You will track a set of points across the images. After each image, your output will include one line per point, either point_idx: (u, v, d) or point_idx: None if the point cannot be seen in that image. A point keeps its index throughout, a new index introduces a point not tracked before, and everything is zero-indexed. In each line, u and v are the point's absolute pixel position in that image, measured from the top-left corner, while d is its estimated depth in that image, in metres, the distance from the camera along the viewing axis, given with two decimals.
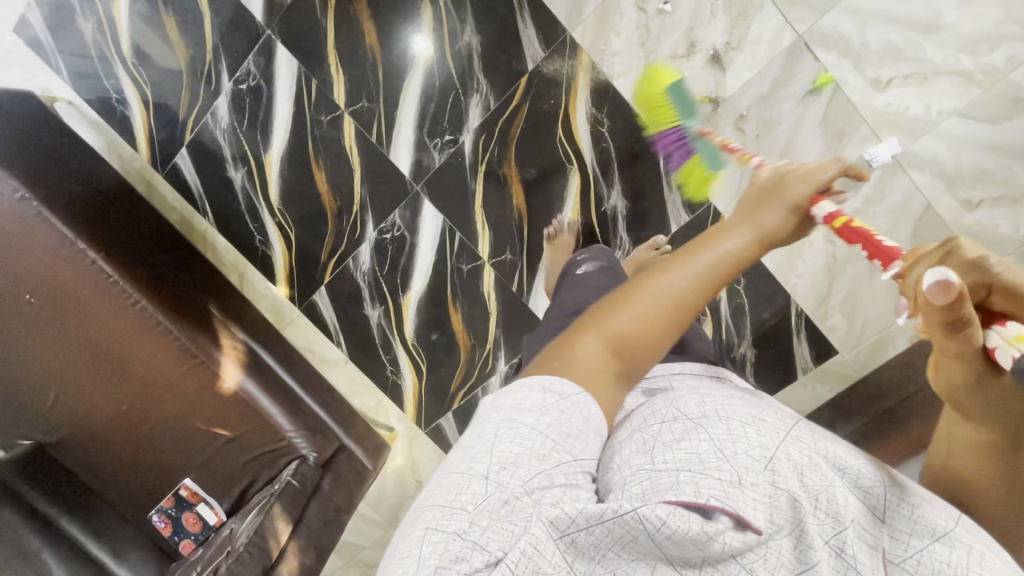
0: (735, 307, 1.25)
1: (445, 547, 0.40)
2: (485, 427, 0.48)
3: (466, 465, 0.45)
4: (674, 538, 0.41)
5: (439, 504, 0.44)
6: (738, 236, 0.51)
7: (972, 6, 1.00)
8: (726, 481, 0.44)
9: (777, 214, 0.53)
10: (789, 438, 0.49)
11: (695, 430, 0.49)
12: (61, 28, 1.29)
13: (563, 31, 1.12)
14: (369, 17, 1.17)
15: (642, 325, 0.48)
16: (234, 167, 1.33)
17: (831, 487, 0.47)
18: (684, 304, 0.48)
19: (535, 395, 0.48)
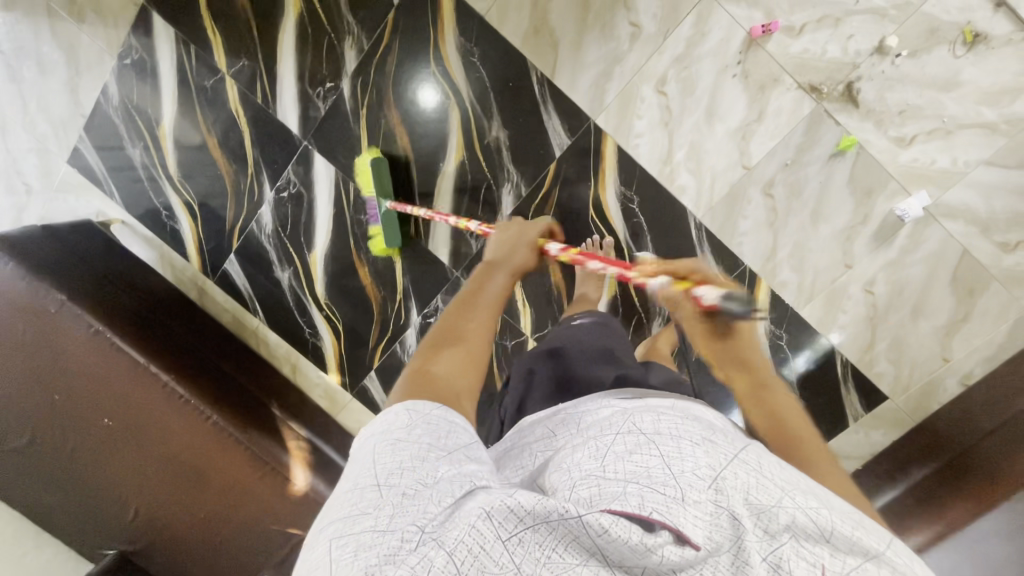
0: (780, 361, 1.25)
1: (356, 542, 0.39)
2: (362, 451, 0.48)
3: (354, 480, 0.44)
4: (615, 546, 0.39)
5: (338, 516, 0.42)
6: (495, 280, 0.74)
7: (990, 61, 1.02)
8: (668, 495, 0.42)
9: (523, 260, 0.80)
10: (738, 459, 0.45)
11: (646, 445, 0.46)
12: (109, 155, 1.37)
13: (586, 120, 1.16)
14: (398, 121, 1.22)
15: (461, 358, 0.60)
16: (281, 268, 1.39)
17: (776, 506, 0.42)
18: (487, 333, 0.64)
19: (401, 417, 0.49)
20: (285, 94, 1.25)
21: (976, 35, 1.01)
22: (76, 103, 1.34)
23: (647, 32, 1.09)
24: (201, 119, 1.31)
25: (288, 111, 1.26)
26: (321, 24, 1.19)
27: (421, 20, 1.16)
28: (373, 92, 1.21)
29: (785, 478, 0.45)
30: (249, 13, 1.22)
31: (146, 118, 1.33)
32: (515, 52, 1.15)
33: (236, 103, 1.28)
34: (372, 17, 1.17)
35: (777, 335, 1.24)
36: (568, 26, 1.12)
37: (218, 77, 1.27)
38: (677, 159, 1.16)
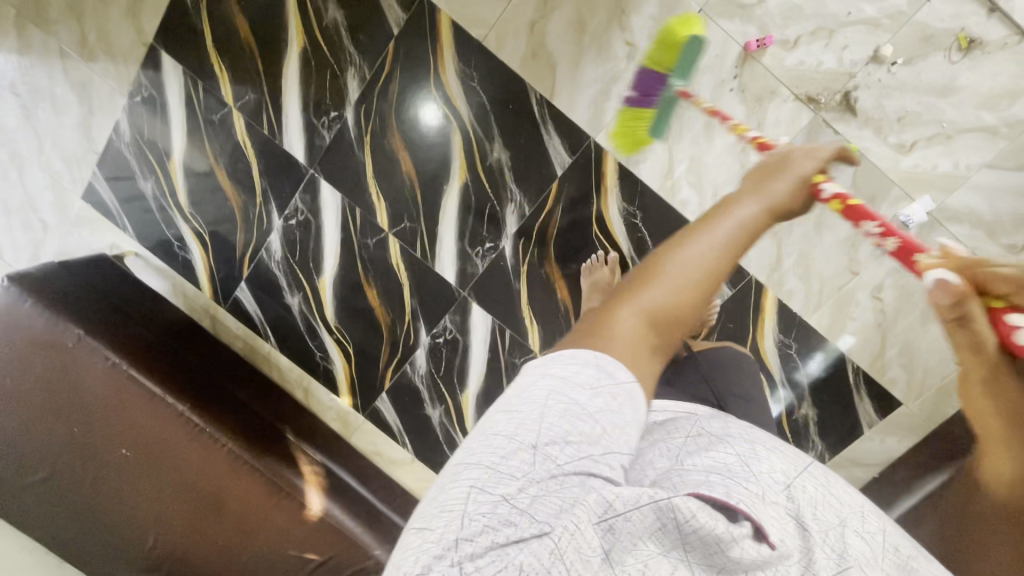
0: (790, 370, 1.25)
1: (493, 509, 0.39)
2: (530, 397, 0.44)
3: (512, 430, 0.42)
4: (698, 534, 0.42)
5: (483, 464, 0.41)
6: (748, 205, 0.51)
7: (987, 65, 1.02)
8: (754, 494, 0.46)
9: (785, 183, 0.53)
10: (806, 473, 0.52)
11: (721, 446, 0.53)
12: (122, 189, 1.41)
13: (586, 138, 1.18)
14: (402, 147, 1.25)
15: (675, 296, 0.46)
16: (291, 294, 1.41)
17: (841, 525, 0.48)
18: (715, 272, 0.47)
19: (588, 372, 0.43)
20: (290, 125, 1.28)
21: (969, 41, 1.02)
22: (89, 140, 1.38)
23: (643, 50, 1.11)
24: (210, 152, 1.34)
25: (294, 141, 1.29)
26: (323, 55, 1.22)
27: (421, 47, 1.18)
28: (376, 120, 1.24)
29: (850, 503, 0.51)
30: (252, 47, 1.25)
31: (157, 152, 1.36)
32: (514, 75, 1.17)
33: (243, 135, 1.31)
34: (372, 46, 1.19)
35: (786, 345, 1.24)
36: (565, 47, 1.14)
37: (225, 110, 1.30)
38: (678, 174, 1.17)
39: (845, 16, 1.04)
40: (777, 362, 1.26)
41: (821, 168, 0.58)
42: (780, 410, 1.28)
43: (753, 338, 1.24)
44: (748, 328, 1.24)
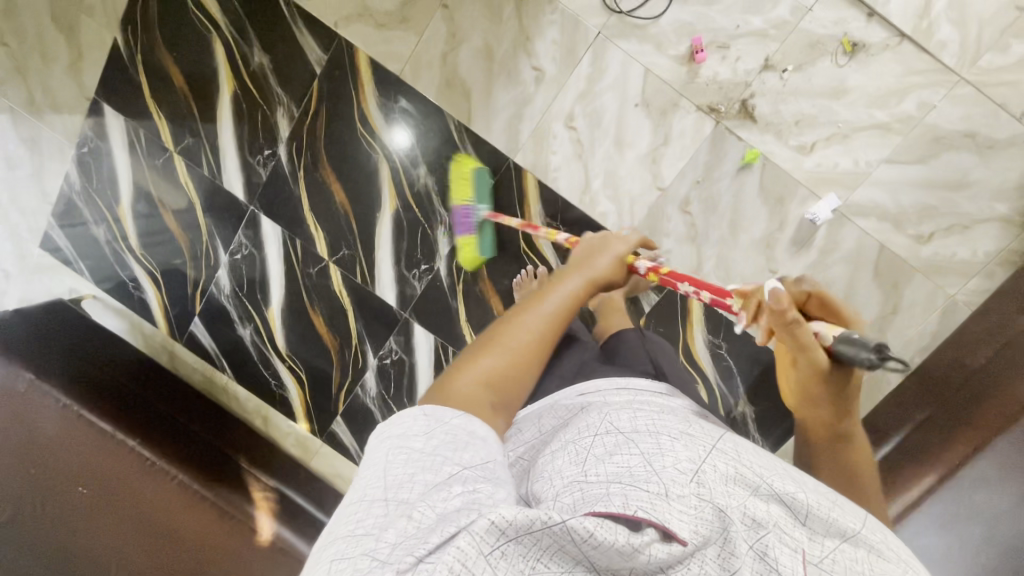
0: (723, 370, 1.29)
1: (355, 567, 0.41)
2: (373, 458, 0.51)
3: (363, 492, 0.47)
4: (601, 550, 0.42)
5: (342, 535, 0.45)
6: (574, 281, 0.71)
7: (873, 66, 1.07)
8: (654, 492, 0.47)
9: (606, 263, 0.77)
10: (714, 452, 0.52)
11: (626, 445, 0.53)
12: (77, 236, 1.47)
13: (505, 159, 1.23)
14: (334, 179, 1.30)
15: (506, 363, 0.60)
16: (243, 325, 1.46)
17: (749, 499, 0.48)
18: (536, 343, 0.63)
19: (419, 422, 0.52)
20: (228, 165, 1.34)
21: (853, 45, 1.06)
22: (42, 192, 1.45)
23: (550, 73, 1.16)
24: (156, 195, 1.40)
25: (232, 180, 1.35)
26: (253, 98, 1.28)
27: (343, 85, 1.24)
28: (308, 155, 1.30)
29: (756, 468, 0.51)
30: (187, 94, 1.31)
31: (107, 200, 1.43)
32: (432, 105, 1.22)
33: (185, 177, 1.37)
34: (298, 87, 1.25)
35: (716, 345, 1.28)
36: (477, 76, 1.19)
37: (167, 155, 1.37)
38: (595, 188, 1.21)
39: (734, 28, 1.09)
40: (711, 363, 1.29)
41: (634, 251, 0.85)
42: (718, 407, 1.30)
43: (684, 340, 1.29)
44: (678, 330, 1.29)
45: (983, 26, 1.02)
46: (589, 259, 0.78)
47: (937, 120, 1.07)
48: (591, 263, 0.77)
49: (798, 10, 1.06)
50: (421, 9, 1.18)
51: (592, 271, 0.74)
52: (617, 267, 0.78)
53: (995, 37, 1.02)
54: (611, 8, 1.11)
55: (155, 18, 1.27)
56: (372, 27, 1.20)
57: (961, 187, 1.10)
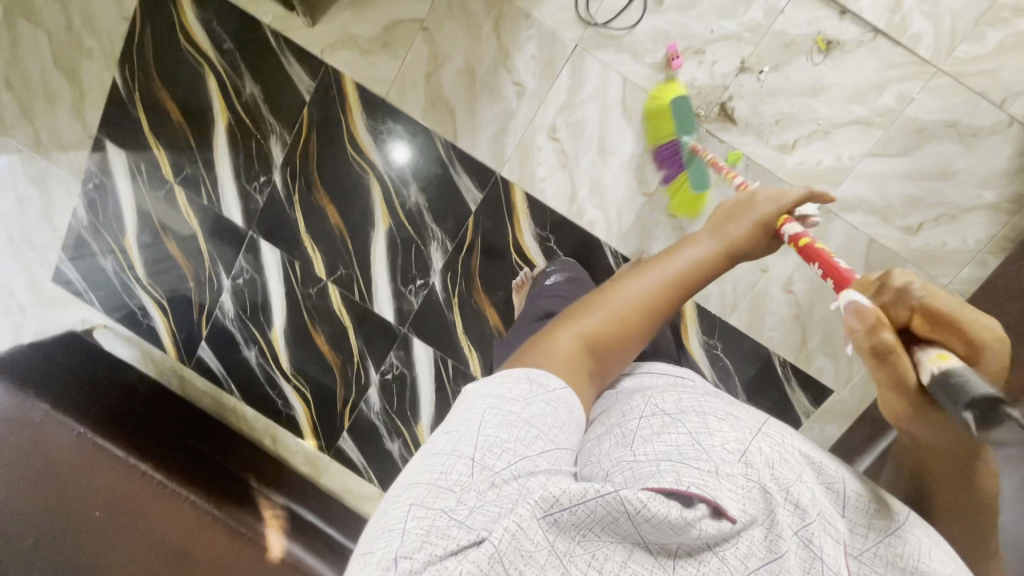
0: (720, 370, 1.29)
1: (430, 522, 0.45)
2: (467, 414, 0.54)
3: (451, 446, 0.51)
4: (651, 522, 0.46)
5: (425, 481, 0.49)
6: (702, 246, 0.67)
7: (849, 63, 1.08)
8: (704, 470, 0.51)
9: (743, 229, 0.69)
10: (760, 435, 0.56)
11: (673, 425, 0.57)
12: (87, 269, 1.52)
13: (492, 173, 1.26)
14: (328, 201, 1.34)
15: (609, 323, 0.61)
16: (248, 347, 1.50)
17: (798, 482, 0.52)
18: (647, 305, 0.63)
19: (522, 387, 0.55)
20: (226, 193, 1.38)
21: (828, 43, 1.07)
22: (52, 228, 1.51)
23: (531, 87, 1.19)
24: (160, 226, 1.46)
25: (231, 207, 1.39)
26: (247, 127, 1.32)
27: (332, 110, 1.28)
28: (301, 180, 1.34)
29: (798, 452, 0.55)
30: (184, 127, 1.36)
31: (113, 232, 1.48)
32: (419, 124, 1.26)
33: (187, 207, 1.42)
34: (289, 115, 1.30)
35: (712, 346, 1.28)
36: (461, 94, 1.22)
37: (168, 186, 1.42)
38: (582, 197, 1.24)
39: (709, 34, 1.10)
40: (707, 363, 1.30)
41: (788, 211, 0.72)
42: None
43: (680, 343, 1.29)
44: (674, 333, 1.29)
45: (957, 17, 1.02)
46: (747, 202, 0.72)
47: (916, 112, 1.08)
48: (753, 207, 0.72)
49: (770, 12, 1.08)
50: (402, 32, 1.21)
51: (742, 223, 0.70)
52: (759, 236, 0.70)
53: (970, 27, 1.02)
54: (586, 21, 1.14)
55: (150, 56, 1.32)
56: (356, 53, 1.23)
57: (946, 177, 1.10)
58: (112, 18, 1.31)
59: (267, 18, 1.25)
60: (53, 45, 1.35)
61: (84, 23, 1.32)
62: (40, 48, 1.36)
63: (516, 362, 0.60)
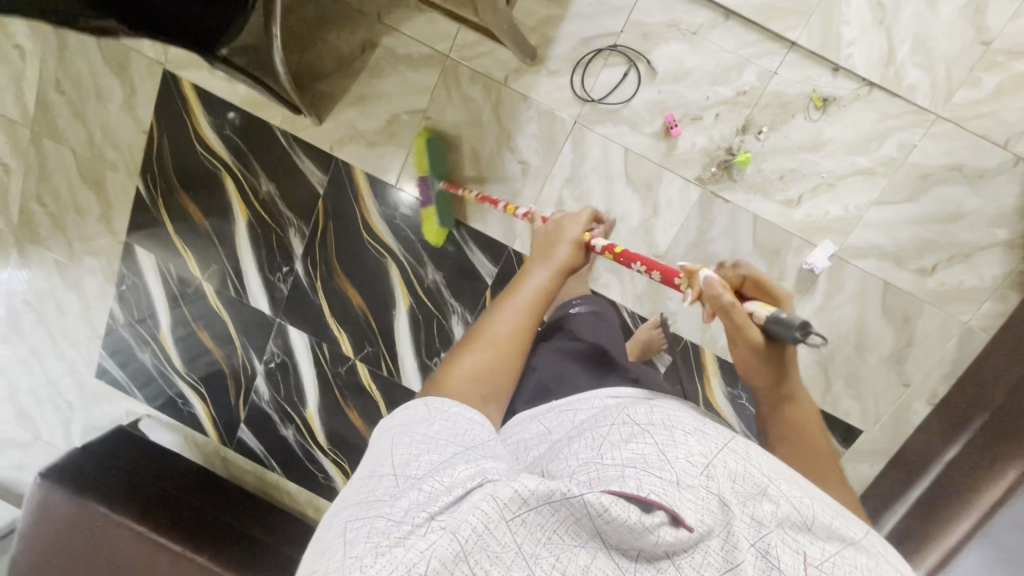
0: (747, 418, 1.30)
1: (379, 526, 0.46)
2: (382, 442, 0.59)
3: (377, 470, 0.54)
4: (613, 525, 0.45)
5: (357, 501, 0.51)
6: (539, 273, 0.80)
7: (847, 117, 1.09)
8: (667, 480, 0.48)
9: (568, 250, 0.83)
10: (727, 449, 0.54)
11: (640, 436, 0.55)
12: (127, 363, 1.60)
13: (504, 247, 1.29)
14: (350, 285, 1.39)
15: (488, 356, 0.70)
16: (285, 426, 1.55)
17: (762, 496, 0.50)
18: (516, 333, 0.73)
19: (421, 413, 0.61)
20: (252, 284, 1.44)
21: (823, 100, 1.09)
22: (93, 328, 1.59)
23: (535, 165, 1.22)
24: (191, 318, 1.52)
25: (258, 297, 1.45)
26: (266, 222, 1.38)
27: (345, 200, 1.32)
28: (322, 267, 1.39)
29: (770, 470, 0.53)
30: (207, 227, 1.42)
31: (148, 328, 1.55)
32: (430, 207, 1.30)
33: (216, 300, 1.48)
34: (305, 207, 1.35)
35: (736, 395, 1.29)
36: (467, 176, 1.26)
37: (196, 282, 1.48)
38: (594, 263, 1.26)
39: (705, 100, 1.12)
40: (733, 412, 1.31)
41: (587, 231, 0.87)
42: None
43: (704, 394, 1.30)
44: (696, 383, 1.31)
45: (952, 66, 1.03)
46: (557, 233, 0.87)
47: (919, 159, 1.09)
48: (560, 239, 0.85)
49: (763, 75, 1.09)
50: (406, 123, 1.25)
51: (559, 258, 0.82)
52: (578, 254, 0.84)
53: (966, 73, 1.03)
54: (582, 100, 1.17)
55: (169, 164, 1.38)
56: (364, 146, 1.28)
57: (955, 219, 1.11)
58: (130, 131, 1.37)
59: (277, 121, 1.30)
60: (78, 162, 1.42)
61: (105, 139, 1.39)
62: (66, 165, 1.43)
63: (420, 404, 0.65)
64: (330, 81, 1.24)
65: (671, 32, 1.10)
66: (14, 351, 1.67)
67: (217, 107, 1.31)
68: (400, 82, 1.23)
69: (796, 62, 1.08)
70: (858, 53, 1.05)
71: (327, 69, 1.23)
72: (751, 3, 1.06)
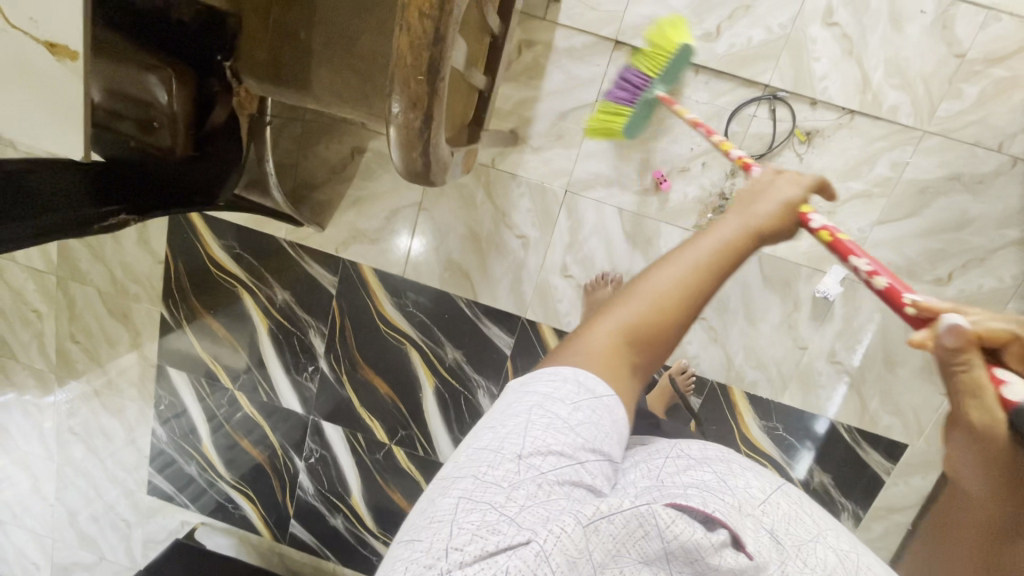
0: (787, 448, 1.29)
1: (484, 518, 0.46)
2: (514, 408, 0.53)
3: (498, 443, 0.50)
4: (678, 542, 0.47)
5: (475, 476, 0.49)
6: (732, 226, 0.55)
7: (833, 146, 1.09)
8: (729, 505, 0.52)
9: (768, 209, 0.57)
10: (781, 491, 0.57)
11: (700, 465, 0.56)
12: (176, 476, 1.66)
13: (518, 318, 1.31)
14: (375, 375, 1.42)
15: (656, 313, 0.52)
16: (334, 516, 1.58)
17: (812, 541, 0.52)
18: (694, 292, 0.52)
19: (570, 387, 0.52)
20: (281, 387, 1.48)
21: (806, 134, 1.09)
22: (138, 448, 1.66)
23: (535, 237, 1.25)
24: (229, 425, 1.57)
25: (289, 399, 1.49)
26: (287, 328, 1.42)
27: (358, 296, 1.36)
28: (346, 362, 1.42)
29: (816, 520, 0.55)
30: (231, 340, 1.47)
31: (191, 441, 1.61)
32: (440, 290, 1.33)
33: (250, 407, 1.53)
34: (321, 309, 1.39)
35: (772, 428, 1.28)
36: (470, 257, 1.29)
37: (229, 392, 1.53)
38: None
39: (690, 152, 1.14)
40: (774, 446, 1.30)
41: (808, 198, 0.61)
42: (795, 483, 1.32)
43: (739, 431, 1.30)
44: (730, 422, 1.30)
45: (929, 81, 1.04)
46: (765, 185, 0.60)
47: (915, 175, 1.09)
48: (771, 189, 0.60)
49: (742, 119, 1.10)
50: (404, 217, 1.29)
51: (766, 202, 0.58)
52: (783, 216, 0.57)
53: (945, 86, 1.03)
54: (568, 170, 1.20)
55: (188, 289, 1.44)
56: (368, 243, 1.32)
57: (964, 225, 1.10)
58: (147, 264, 1.44)
59: (282, 233, 1.35)
60: (103, 299, 1.49)
61: (125, 274, 1.46)
62: (93, 303, 1.51)
63: (557, 356, 0.55)
64: (326, 189, 1.28)
65: None
66: (69, 480, 1.75)
67: (224, 230, 1.37)
68: (392, 180, 1.27)
69: (774, 102, 1.09)
70: (833, 85, 1.06)
71: (321, 178, 1.28)
72: (717, 55, 1.08)
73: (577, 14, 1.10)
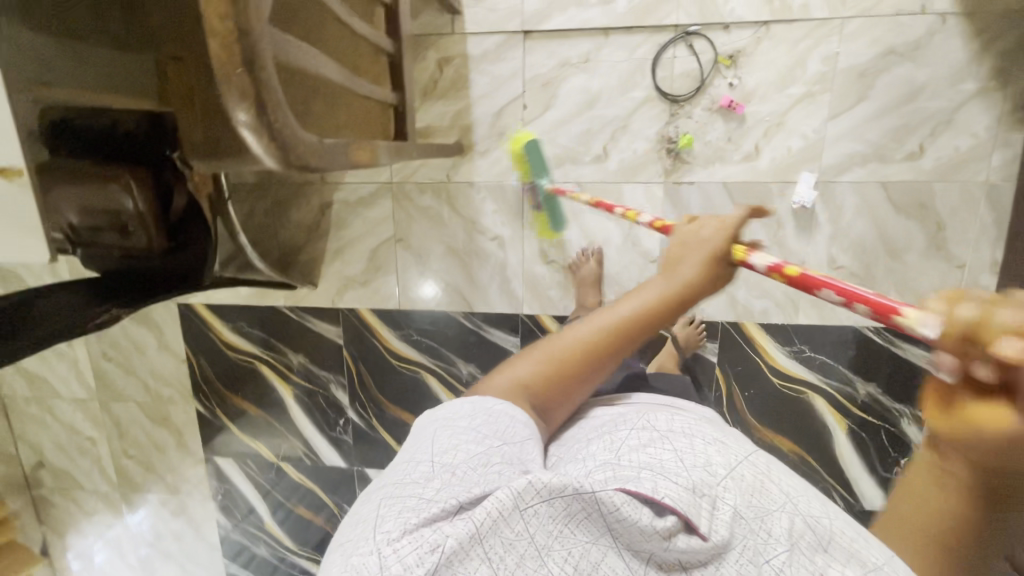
0: (819, 367, 1.25)
1: (405, 504, 0.45)
2: (425, 430, 0.55)
3: (415, 453, 0.52)
4: (623, 523, 0.46)
5: (400, 477, 0.49)
6: (646, 289, 0.56)
7: (758, 61, 1.10)
8: (684, 485, 0.49)
9: (692, 268, 0.54)
10: (747, 461, 0.54)
11: (660, 440, 0.55)
12: (251, 561, 1.70)
13: (517, 317, 1.33)
14: (400, 410, 1.45)
15: (546, 369, 0.57)
16: None
17: (782, 507, 0.50)
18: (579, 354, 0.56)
19: (460, 407, 0.56)
20: (321, 447, 1.53)
21: (730, 58, 1.11)
22: (211, 544, 1.72)
23: (508, 235, 1.29)
24: (284, 499, 1.60)
25: (331, 456, 1.53)
26: (311, 390, 1.48)
27: (365, 340, 1.41)
28: (372, 405, 1.46)
29: (786, 489, 0.52)
30: (265, 416, 1.53)
31: (255, 523, 1.65)
32: (437, 312, 1.36)
33: (299, 475, 1.57)
34: (334, 362, 1.45)
35: (797, 350, 1.25)
36: (454, 271, 1.33)
37: (276, 466, 1.58)
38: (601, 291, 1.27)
39: (626, 110, 1.17)
40: (806, 368, 1.25)
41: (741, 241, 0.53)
42: (840, 401, 1.26)
43: (765, 363, 1.26)
44: (753, 356, 1.27)
45: None
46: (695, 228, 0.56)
47: (849, 62, 1.08)
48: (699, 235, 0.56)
49: (664, 64, 1.13)
50: (384, 253, 1.35)
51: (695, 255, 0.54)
52: (715, 274, 0.54)
53: None
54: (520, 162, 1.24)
55: (216, 380, 1.52)
56: (360, 288, 1.38)
57: (915, 94, 1.08)
58: (172, 366, 1.53)
59: (282, 301, 1.43)
60: (145, 410, 1.60)
61: (157, 380, 1.55)
62: (137, 416, 1.61)
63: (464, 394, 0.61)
64: (308, 250, 1.36)
65: (565, 69, 1.17)
66: None
67: (231, 315, 1.45)
68: (362, 223, 1.33)
69: (689, 38, 1.11)
70: (739, 4, 1.08)
71: (302, 240, 1.35)
72: (620, 12, 1.12)
73: (480, 18, 1.17)
